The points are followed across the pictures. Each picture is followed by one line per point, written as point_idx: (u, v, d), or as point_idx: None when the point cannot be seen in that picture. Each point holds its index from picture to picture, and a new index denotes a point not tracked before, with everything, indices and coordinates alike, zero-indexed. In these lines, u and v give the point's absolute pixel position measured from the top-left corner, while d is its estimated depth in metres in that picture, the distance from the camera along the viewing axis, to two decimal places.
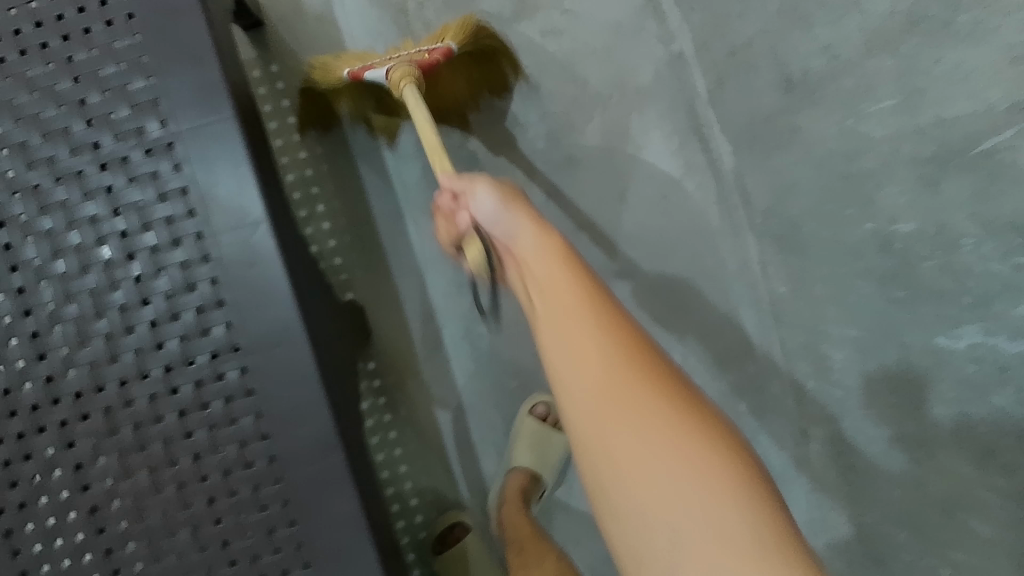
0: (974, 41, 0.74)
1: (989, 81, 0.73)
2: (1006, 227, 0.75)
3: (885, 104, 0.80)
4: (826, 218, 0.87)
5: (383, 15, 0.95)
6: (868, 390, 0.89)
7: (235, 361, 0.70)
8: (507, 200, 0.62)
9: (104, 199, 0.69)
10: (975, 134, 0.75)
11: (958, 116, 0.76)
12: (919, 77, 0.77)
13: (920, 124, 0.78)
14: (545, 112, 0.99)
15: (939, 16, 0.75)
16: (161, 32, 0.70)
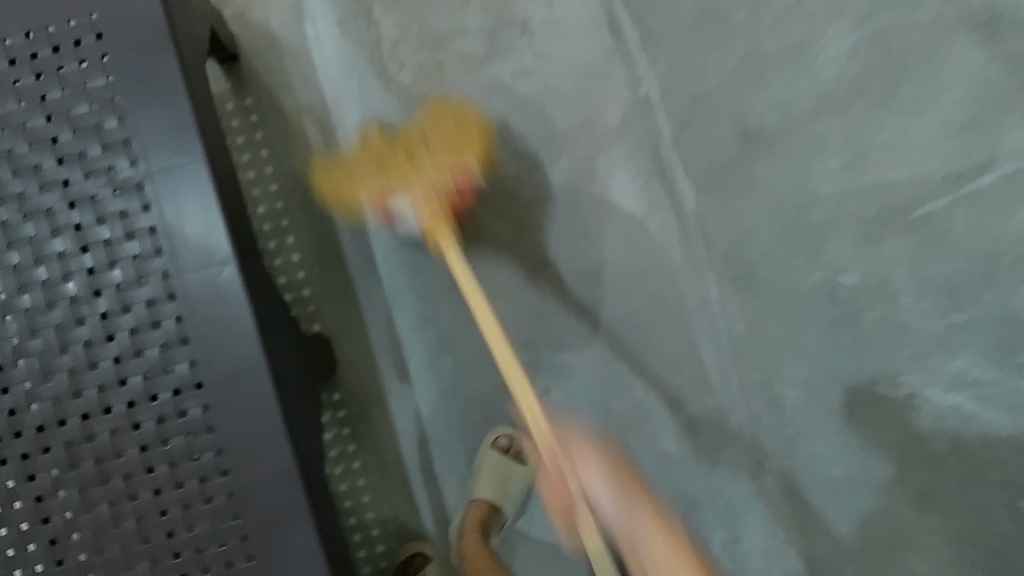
0: (915, 112, 0.88)
1: (927, 154, 0.88)
2: (942, 287, 0.89)
3: (830, 164, 0.91)
4: (777, 263, 0.93)
5: (356, 50, 0.96)
6: (816, 425, 0.94)
7: (196, 398, 0.72)
8: (632, 502, 0.74)
9: (71, 237, 0.71)
10: (912, 202, 0.89)
11: (898, 180, 0.89)
12: (862, 142, 0.90)
13: (863, 185, 0.90)
14: (515, 150, 0.99)
15: (881, 91, 0.88)
16: (133, 72, 0.72)
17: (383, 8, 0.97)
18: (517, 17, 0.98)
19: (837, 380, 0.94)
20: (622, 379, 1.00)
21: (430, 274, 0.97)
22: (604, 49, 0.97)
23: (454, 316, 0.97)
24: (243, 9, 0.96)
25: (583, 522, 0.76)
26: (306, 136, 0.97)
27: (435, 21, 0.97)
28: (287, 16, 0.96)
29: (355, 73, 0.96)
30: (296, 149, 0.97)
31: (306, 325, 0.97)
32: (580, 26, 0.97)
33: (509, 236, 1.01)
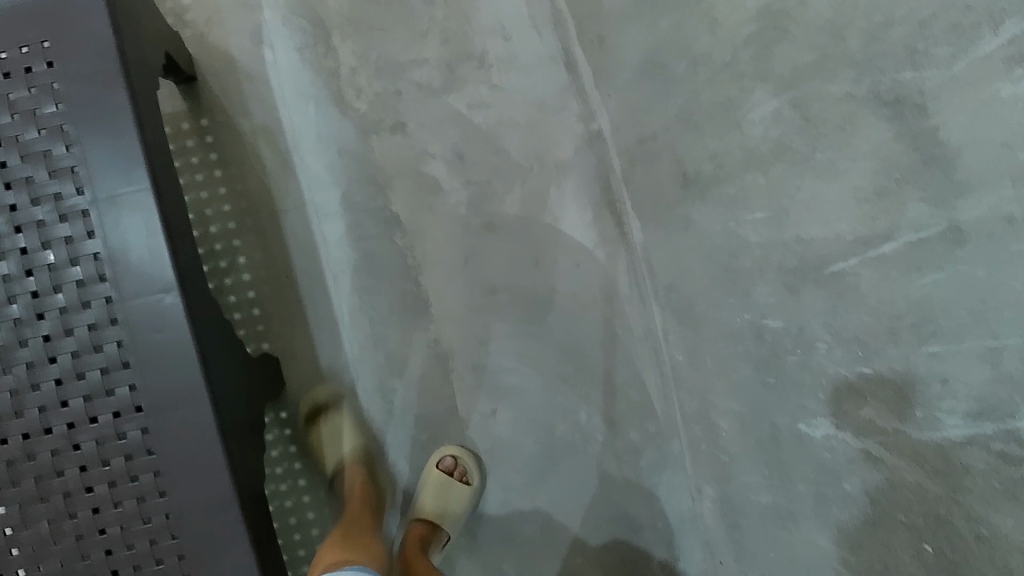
0: (829, 175, 0.66)
1: (839, 213, 0.66)
2: (852, 339, 0.68)
3: (757, 216, 0.77)
4: (713, 302, 0.87)
5: (315, 77, 0.98)
6: (776, 474, 0.82)
7: (136, 421, 0.74)
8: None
9: (16, 260, 0.73)
10: (828, 256, 0.68)
11: (814, 239, 0.70)
12: (783, 197, 0.72)
13: (785, 239, 0.74)
14: (468, 179, 1.02)
15: (801, 151, 0.69)
16: (85, 103, 0.74)
17: (342, 37, 0.99)
18: (475, 51, 1.02)
19: (806, 430, 0.77)
20: (566, 403, 1.02)
21: (383, 296, 1.00)
22: (560, 84, 1.04)
23: (404, 338, 1.00)
24: (202, 32, 0.97)
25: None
26: (261, 157, 0.98)
27: (393, 52, 1.00)
28: (247, 41, 0.97)
29: (314, 99, 0.99)
30: (251, 170, 0.98)
31: (254, 344, 0.98)
32: (537, 63, 1.04)
33: (460, 262, 1.02)
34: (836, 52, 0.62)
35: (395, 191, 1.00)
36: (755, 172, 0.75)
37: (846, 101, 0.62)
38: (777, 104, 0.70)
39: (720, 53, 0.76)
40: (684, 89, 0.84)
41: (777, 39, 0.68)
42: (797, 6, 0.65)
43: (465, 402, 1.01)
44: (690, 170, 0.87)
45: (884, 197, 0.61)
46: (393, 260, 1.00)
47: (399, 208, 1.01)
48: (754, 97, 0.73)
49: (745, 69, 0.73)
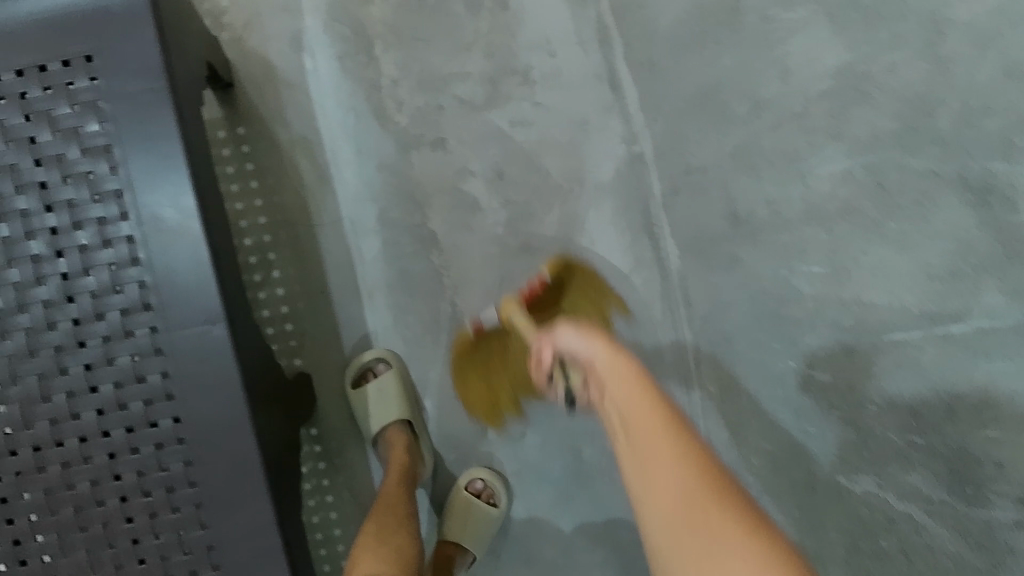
0: (891, 245, 0.87)
1: (907, 286, 0.86)
2: (878, 393, 0.86)
3: (815, 269, 0.88)
4: (757, 344, 0.90)
5: (355, 87, 0.95)
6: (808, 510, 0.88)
7: (179, 452, 0.72)
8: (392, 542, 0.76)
9: (55, 284, 0.70)
10: (886, 323, 0.86)
11: (875, 303, 0.86)
12: (847, 257, 0.88)
13: (843, 297, 0.87)
14: (507, 199, 0.98)
15: (870, 215, 0.87)
16: (129, 123, 0.70)
17: (384, 46, 0.96)
18: (518, 66, 0.98)
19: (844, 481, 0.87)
20: (596, 427, 1.00)
21: (417, 315, 0.98)
22: (603, 104, 0.97)
23: (438, 359, 0.99)
24: (240, 35, 0.93)
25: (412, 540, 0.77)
26: (298, 168, 0.95)
27: (435, 64, 0.97)
28: (286, 47, 0.94)
29: (353, 110, 0.95)
30: (288, 182, 0.95)
31: (286, 359, 0.96)
32: (581, 81, 0.98)
33: (495, 282, 0.99)
34: (929, 128, 0.87)
35: (433, 209, 0.98)
36: (814, 226, 0.89)
37: (932, 175, 0.86)
38: (849, 164, 0.88)
39: (789, 101, 0.90)
40: (746, 130, 0.91)
41: (857, 99, 0.89)
42: (882, 75, 0.88)
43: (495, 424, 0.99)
44: (742, 212, 0.91)
45: (955, 279, 0.85)
46: (429, 279, 0.98)
47: (436, 226, 0.98)
48: (823, 153, 0.89)
49: (818, 121, 0.90)
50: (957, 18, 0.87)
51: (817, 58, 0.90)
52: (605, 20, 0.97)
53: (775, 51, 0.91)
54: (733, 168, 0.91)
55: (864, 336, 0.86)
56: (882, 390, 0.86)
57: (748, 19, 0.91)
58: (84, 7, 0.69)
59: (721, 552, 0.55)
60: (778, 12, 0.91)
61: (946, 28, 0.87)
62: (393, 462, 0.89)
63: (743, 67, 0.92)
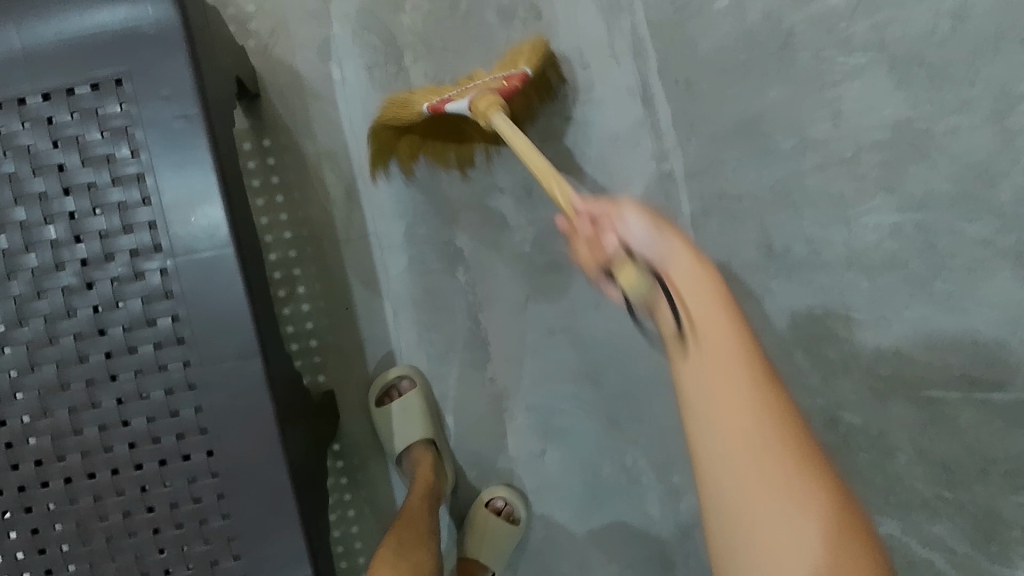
0: (948, 310, 0.72)
1: (962, 357, 0.72)
2: (935, 459, 0.76)
3: (853, 317, 0.81)
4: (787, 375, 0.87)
5: (384, 100, 0.92)
6: None
7: (211, 486, 0.72)
8: (413, 547, 0.77)
9: (86, 317, 0.69)
10: (923, 383, 0.75)
11: (920, 369, 0.75)
12: (889, 311, 0.78)
13: (882, 347, 0.78)
14: (536, 217, 0.97)
15: (921, 275, 0.75)
16: (162, 153, 0.68)
17: (414, 56, 0.93)
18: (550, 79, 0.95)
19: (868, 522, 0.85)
20: (616, 447, 1.00)
21: (441, 332, 0.98)
22: (636, 117, 0.95)
23: (461, 376, 0.99)
24: (267, 44, 0.91)
25: (432, 549, 0.79)
26: (324, 182, 0.94)
27: (467, 76, 0.94)
28: (313, 55, 0.91)
29: None
30: (314, 196, 0.93)
31: (310, 375, 0.96)
32: (615, 95, 0.95)
33: (522, 301, 0.98)
34: (987, 195, 0.69)
35: (460, 226, 0.96)
36: (858, 276, 0.80)
37: (987, 243, 0.69)
38: (900, 218, 0.76)
39: (839, 146, 0.79)
40: (786, 167, 0.83)
41: (913, 155, 0.73)
42: (945, 136, 0.71)
43: (515, 441, 1.00)
44: (779, 245, 0.86)
45: (1007, 352, 0.68)
46: (454, 296, 0.97)
47: (463, 242, 0.97)
48: (873, 201, 0.77)
49: (868, 172, 0.77)
50: None
51: (872, 106, 0.76)
52: (640, 31, 0.93)
53: (823, 96, 0.79)
54: (773, 202, 0.85)
55: (899, 386, 0.78)
56: (915, 443, 0.77)
57: (799, 58, 0.80)
58: (113, 29, 0.66)
59: (791, 513, 0.44)
60: (834, 54, 0.77)
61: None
62: (417, 479, 0.90)
63: (790, 101, 0.81)
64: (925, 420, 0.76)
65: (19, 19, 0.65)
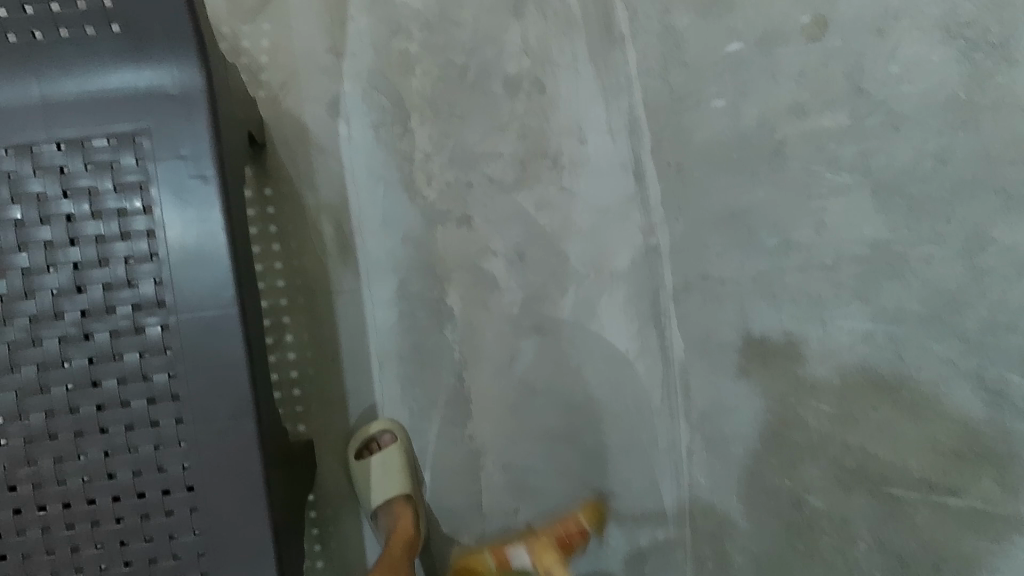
0: (917, 412, 0.74)
1: (912, 454, 0.75)
2: (895, 556, 0.78)
3: (823, 409, 0.82)
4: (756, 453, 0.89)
5: (388, 159, 0.95)
6: None
7: (192, 544, 0.70)
8: None
9: (80, 367, 0.67)
10: (884, 476, 0.78)
11: (869, 455, 0.79)
12: (858, 411, 0.79)
13: (847, 441, 0.80)
14: (525, 280, 1.00)
15: (895, 378, 0.75)
16: (173, 210, 0.68)
17: (421, 119, 0.96)
18: (550, 149, 0.98)
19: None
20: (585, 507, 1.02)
21: (423, 387, 0.99)
22: (625, 193, 0.99)
23: (441, 431, 1.00)
24: (277, 95, 0.94)
25: None
26: (321, 233, 0.95)
27: (470, 141, 0.97)
28: (322, 110, 0.94)
29: (383, 180, 0.96)
30: (310, 246, 0.95)
31: (290, 424, 0.96)
32: (606, 169, 0.98)
33: (505, 362, 1.00)
34: (950, 320, 0.71)
35: (451, 284, 0.98)
36: (832, 373, 0.81)
37: (950, 364, 0.71)
38: (872, 326, 0.77)
39: (821, 253, 0.80)
40: (771, 262, 0.85)
41: (891, 275, 0.75)
42: (920, 261, 0.73)
43: (489, 497, 1.01)
44: (756, 331, 0.88)
45: (982, 464, 0.70)
46: (440, 352, 0.99)
47: (453, 301, 0.98)
48: (850, 307, 0.78)
49: (847, 280, 0.78)
50: (1000, 239, 0.68)
51: (856, 223, 0.77)
52: (637, 112, 0.97)
53: (808, 206, 0.81)
54: (755, 291, 0.87)
55: (868, 480, 0.79)
56: (879, 539, 0.79)
57: (791, 165, 0.82)
58: (135, 87, 0.66)
59: None
60: (822, 169, 0.80)
61: (991, 246, 0.68)
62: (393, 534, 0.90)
63: (776, 203, 0.84)
64: (887, 514, 0.78)
65: (41, 72, 0.66)
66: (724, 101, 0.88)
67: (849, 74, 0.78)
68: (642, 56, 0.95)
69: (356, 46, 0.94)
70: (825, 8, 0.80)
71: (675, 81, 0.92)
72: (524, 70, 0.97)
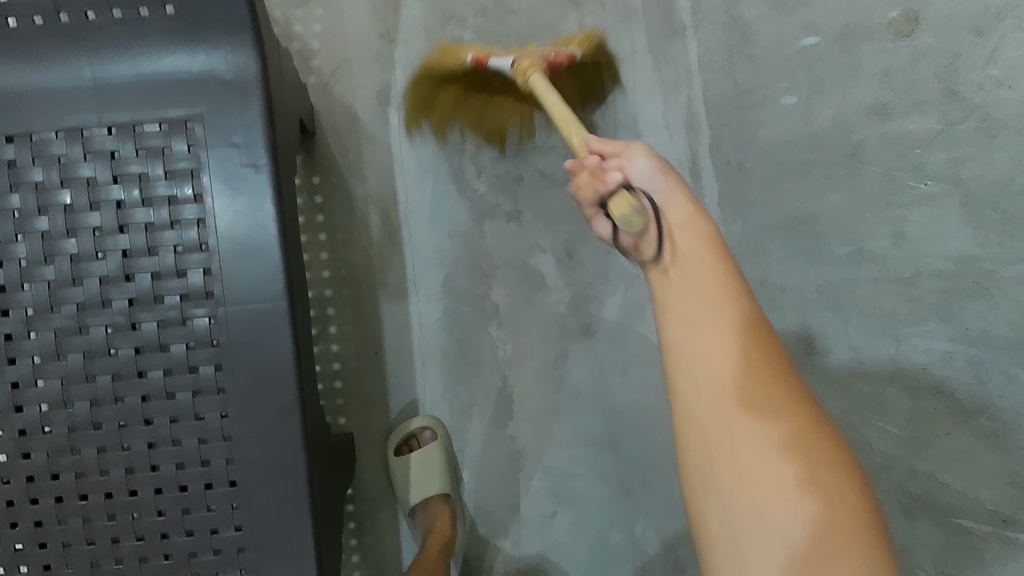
0: (965, 419, 0.82)
1: (986, 483, 0.81)
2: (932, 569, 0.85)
3: (889, 430, 0.85)
4: None
5: (438, 150, 0.94)
6: None
7: (233, 540, 0.67)
8: None
9: (126, 356, 0.65)
10: (950, 506, 0.83)
11: (965, 494, 0.82)
12: (927, 432, 0.84)
13: (915, 466, 0.85)
14: (574, 278, 0.97)
15: (963, 404, 0.82)
16: (223, 199, 0.65)
17: None
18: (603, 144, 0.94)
19: None
20: (627, 515, 0.99)
21: (465, 385, 0.97)
22: None
23: (482, 430, 0.97)
24: (327, 81, 0.92)
25: None
26: (368, 225, 0.94)
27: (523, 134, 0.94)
28: (373, 98, 0.92)
29: (432, 172, 0.94)
30: (357, 238, 0.94)
31: (331, 417, 0.95)
32: None
33: (549, 364, 0.97)
34: None
35: (498, 281, 0.96)
36: (900, 391, 0.84)
37: None
38: (950, 347, 0.82)
39: (897, 266, 0.83)
40: (839, 273, 0.86)
41: (974, 294, 0.80)
42: (1010, 282, 0.79)
43: (528, 502, 0.98)
44: (821, 343, 0.87)
45: None
46: (484, 350, 0.96)
47: (499, 298, 0.96)
48: (926, 327, 0.83)
49: (924, 296, 0.82)
50: None
51: (940, 237, 0.81)
52: (695, 106, 0.92)
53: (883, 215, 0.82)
54: (817, 301, 0.87)
55: (930, 506, 0.84)
56: (938, 563, 0.85)
57: (867, 173, 0.83)
58: (189, 70, 0.64)
59: None
60: (906, 177, 0.82)
61: None
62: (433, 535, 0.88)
63: (852, 211, 0.84)
64: (951, 544, 0.84)
65: (93, 53, 0.64)
66: (795, 98, 0.86)
67: (941, 74, 0.80)
68: (704, 48, 0.90)
69: (408, 33, 0.92)
70: (915, 4, 0.81)
71: (741, 76, 0.88)
72: None
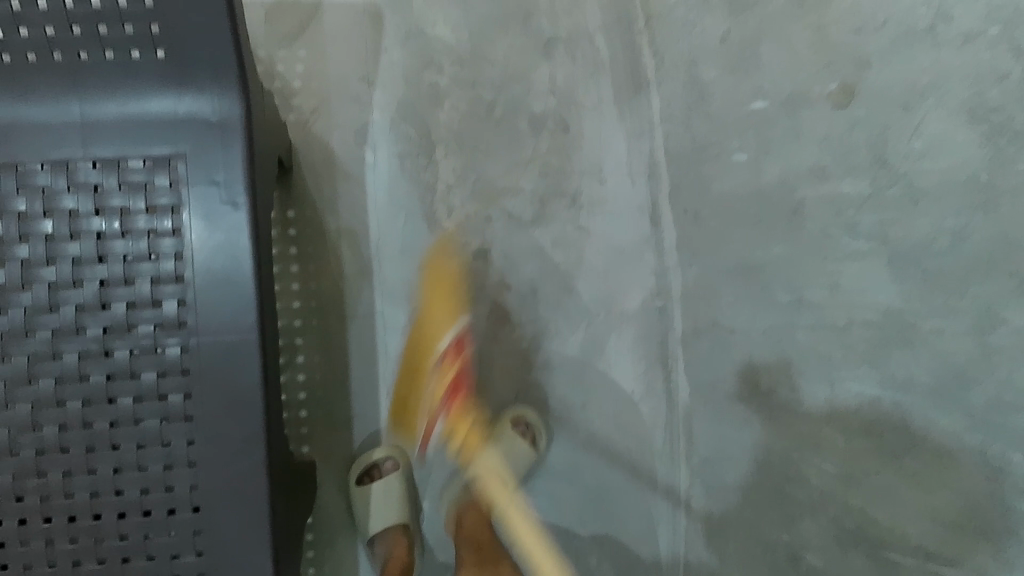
0: None
1: None
2: None
3: None
4: (760, 504, 0.94)
5: (410, 189, 0.98)
6: None
7: (193, 565, 0.69)
8: None
9: (98, 383, 0.67)
10: None
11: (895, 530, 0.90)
12: None
13: None
14: (536, 315, 1.01)
15: None
16: (200, 234, 0.68)
17: (446, 152, 0.98)
18: (569, 188, 1.00)
19: None
20: (583, 544, 1.03)
21: None
22: (642, 234, 1.01)
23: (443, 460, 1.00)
24: (307, 119, 0.96)
25: None
26: (341, 258, 0.97)
27: (492, 176, 0.99)
28: (350, 137, 0.96)
29: (404, 209, 0.98)
30: (329, 271, 0.97)
31: (294, 445, 0.97)
32: (625, 211, 1.01)
33: (512, 397, 1.02)
34: None
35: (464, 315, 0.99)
36: None
37: None
38: (878, 390, 0.83)
39: (835, 313, 0.86)
40: (783, 318, 0.90)
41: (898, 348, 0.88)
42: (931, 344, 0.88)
43: None
44: (764, 381, 0.93)
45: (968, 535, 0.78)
46: None
47: None
48: (859, 370, 0.84)
49: None
50: None
51: (869, 288, 0.83)
52: (658, 155, 0.99)
53: (825, 266, 0.86)
54: (764, 344, 0.92)
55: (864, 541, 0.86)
56: None
57: (808, 226, 0.87)
58: (173, 112, 0.67)
59: None
60: (840, 234, 0.84)
61: None
62: None
63: (791, 261, 0.89)
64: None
65: (81, 92, 0.66)
66: (745, 155, 0.91)
67: (872, 143, 0.82)
68: (667, 102, 0.98)
69: (387, 77, 0.97)
70: (851, 77, 0.84)
71: (699, 131, 0.95)
72: (550, 109, 0.99)
